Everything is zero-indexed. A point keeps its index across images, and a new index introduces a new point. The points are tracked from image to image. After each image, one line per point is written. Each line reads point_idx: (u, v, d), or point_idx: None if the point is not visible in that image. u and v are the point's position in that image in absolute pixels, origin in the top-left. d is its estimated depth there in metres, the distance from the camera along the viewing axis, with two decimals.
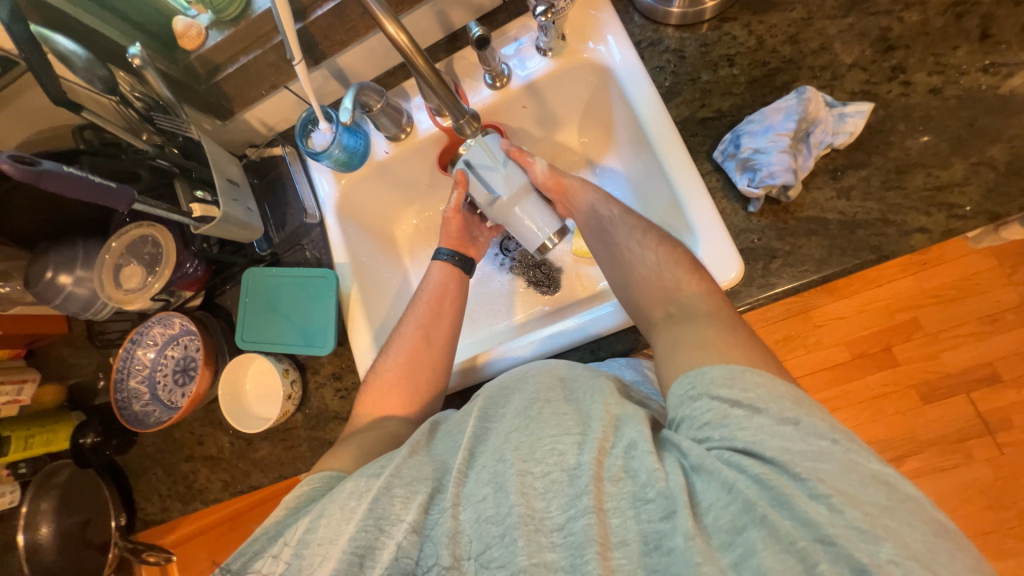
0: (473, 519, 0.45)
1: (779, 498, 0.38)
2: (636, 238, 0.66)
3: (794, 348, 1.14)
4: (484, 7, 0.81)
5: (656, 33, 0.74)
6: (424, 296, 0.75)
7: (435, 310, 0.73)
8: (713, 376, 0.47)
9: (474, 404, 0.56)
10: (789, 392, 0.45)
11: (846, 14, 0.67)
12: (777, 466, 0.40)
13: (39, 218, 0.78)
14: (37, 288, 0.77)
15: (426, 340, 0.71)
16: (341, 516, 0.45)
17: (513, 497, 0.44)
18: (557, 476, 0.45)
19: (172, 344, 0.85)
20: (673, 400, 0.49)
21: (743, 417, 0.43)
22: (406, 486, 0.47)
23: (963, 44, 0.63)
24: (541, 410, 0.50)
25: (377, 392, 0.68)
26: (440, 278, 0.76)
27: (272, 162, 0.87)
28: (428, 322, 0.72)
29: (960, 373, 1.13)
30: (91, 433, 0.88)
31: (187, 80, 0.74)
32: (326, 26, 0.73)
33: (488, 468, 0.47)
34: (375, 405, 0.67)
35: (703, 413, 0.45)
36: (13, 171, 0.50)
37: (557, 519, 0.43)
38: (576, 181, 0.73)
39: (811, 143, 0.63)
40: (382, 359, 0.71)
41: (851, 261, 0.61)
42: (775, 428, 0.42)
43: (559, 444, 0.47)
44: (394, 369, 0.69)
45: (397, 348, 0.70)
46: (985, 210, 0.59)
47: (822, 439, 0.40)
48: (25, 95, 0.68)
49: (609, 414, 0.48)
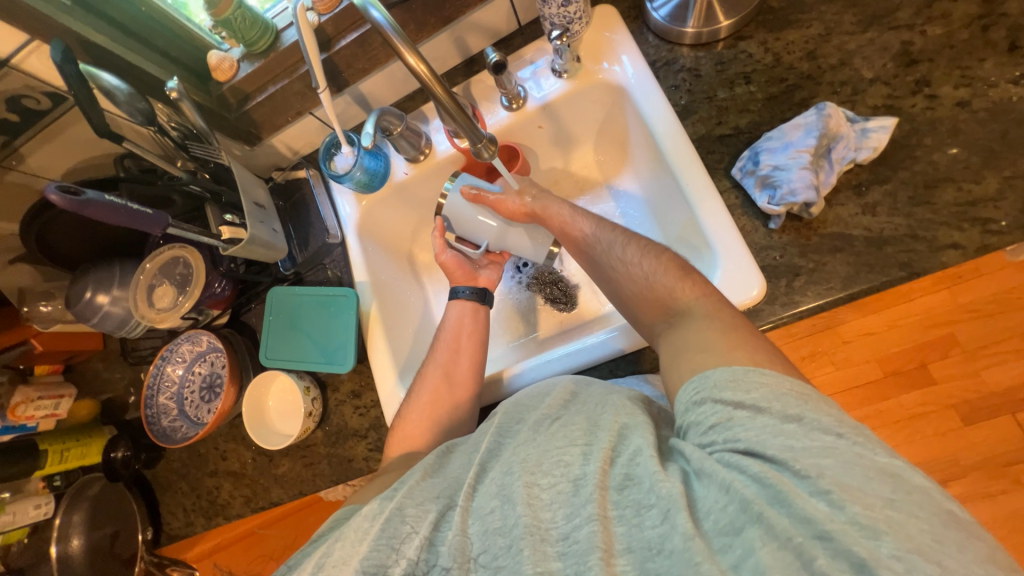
0: (481, 532, 0.45)
1: (780, 497, 0.38)
2: (646, 266, 0.62)
3: (821, 364, 1.09)
4: (500, 32, 0.83)
5: (671, 52, 0.75)
6: (443, 335, 0.76)
7: (454, 347, 0.74)
8: (716, 379, 0.47)
9: (491, 420, 0.56)
10: (793, 388, 0.44)
11: (866, 29, 0.66)
12: (778, 464, 0.40)
13: (82, 241, 0.83)
14: (77, 308, 0.80)
15: (447, 380, 0.72)
16: (354, 537, 0.45)
17: (519, 506, 0.44)
18: (563, 487, 0.45)
19: (200, 361, 0.88)
20: (679, 407, 0.49)
21: (746, 419, 0.43)
22: (418, 500, 0.48)
23: (991, 56, 0.61)
24: (550, 426, 0.51)
25: (405, 434, 0.69)
26: (455, 317, 0.78)
27: (296, 184, 0.90)
28: (449, 361, 0.73)
29: (1003, 393, 1.07)
30: (122, 447, 0.91)
31: (219, 109, 0.78)
32: (349, 55, 0.76)
33: (496, 477, 0.48)
34: (403, 447, 0.68)
35: (707, 418, 0.45)
36: (60, 202, 0.53)
37: (562, 528, 0.43)
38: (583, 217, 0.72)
39: (833, 159, 0.62)
40: (407, 402, 0.72)
41: (880, 279, 0.59)
42: (778, 427, 0.42)
43: (566, 455, 0.47)
44: (418, 412, 0.70)
45: (420, 391, 0.71)
46: (1022, 225, 0.56)
47: (825, 434, 0.40)
48: (72, 127, 0.72)
49: (616, 423, 0.49)
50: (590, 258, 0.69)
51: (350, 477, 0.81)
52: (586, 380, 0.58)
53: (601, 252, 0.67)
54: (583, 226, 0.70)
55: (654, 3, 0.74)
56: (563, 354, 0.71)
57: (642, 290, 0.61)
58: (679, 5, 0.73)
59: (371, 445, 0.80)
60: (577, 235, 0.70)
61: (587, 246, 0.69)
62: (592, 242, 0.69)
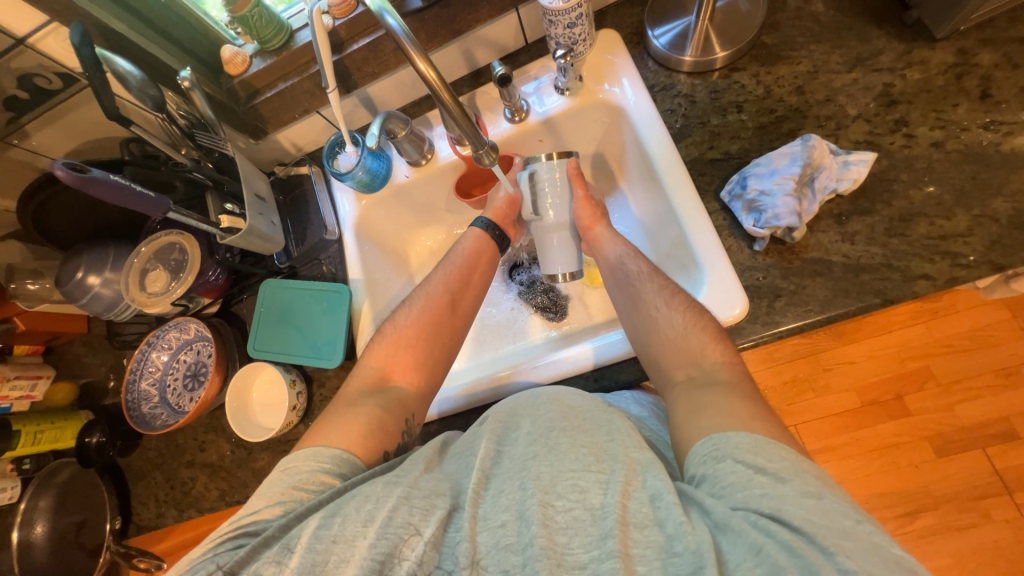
0: (492, 544, 0.44)
1: (810, 568, 0.36)
2: (664, 297, 0.65)
3: (803, 392, 1.15)
4: (508, 48, 0.86)
5: (669, 78, 0.79)
6: (456, 261, 0.77)
7: (465, 273, 0.75)
8: (738, 442, 0.46)
9: (485, 429, 0.56)
10: (812, 470, 0.44)
11: (851, 69, 0.71)
12: (804, 535, 0.38)
13: (78, 221, 0.83)
14: (67, 287, 0.80)
15: (450, 305, 0.72)
16: (358, 517, 0.45)
17: (535, 528, 0.43)
18: (580, 513, 0.44)
19: (186, 349, 0.87)
20: (693, 458, 0.48)
21: (769, 486, 0.42)
22: (423, 497, 0.47)
23: (964, 102, 0.65)
24: (559, 441, 0.50)
25: (393, 345, 0.68)
26: (470, 243, 0.79)
27: (297, 180, 0.92)
28: (456, 287, 0.74)
29: (973, 426, 1.11)
30: (97, 433, 0.88)
31: (228, 102, 0.80)
32: (360, 58, 0.78)
33: (509, 495, 0.47)
34: (387, 360, 0.67)
35: (726, 475, 0.44)
36: (64, 176, 0.54)
37: (579, 557, 0.42)
38: (607, 233, 0.76)
39: (816, 188, 0.65)
40: (403, 313, 0.72)
41: (855, 304, 0.62)
42: (800, 500, 0.40)
43: (581, 480, 0.46)
44: (414, 324, 0.70)
45: (421, 306, 0.71)
46: (988, 261, 0.60)
47: (846, 518, 0.39)
48: (81, 109, 0.73)
49: (630, 458, 0.48)
50: (625, 288, 0.70)
51: None
52: (576, 394, 0.59)
53: (623, 270, 0.72)
54: (630, 268, 0.71)
55: (655, 31, 0.78)
56: (551, 361, 0.72)
57: (678, 336, 0.61)
58: (679, 34, 0.77)
59: None
60: (631, 270, 0.71)
61: (634, 282, 0.69)
62: (642, 280, 0.69)
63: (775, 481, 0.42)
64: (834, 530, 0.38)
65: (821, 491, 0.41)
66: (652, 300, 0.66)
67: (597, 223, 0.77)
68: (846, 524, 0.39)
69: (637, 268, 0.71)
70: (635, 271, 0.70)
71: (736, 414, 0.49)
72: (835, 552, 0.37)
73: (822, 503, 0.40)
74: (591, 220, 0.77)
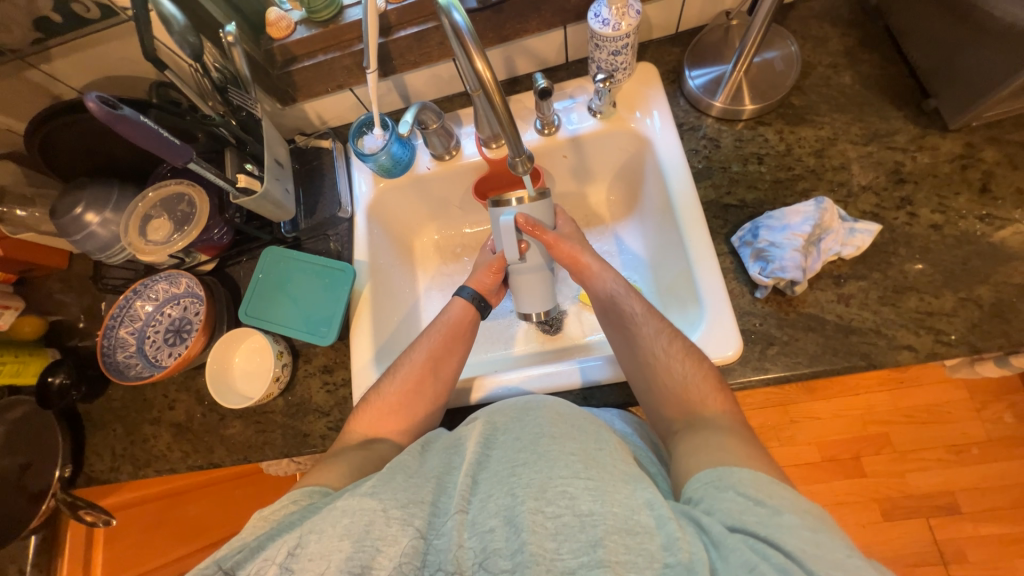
0: (479, 548, 0.45)
1: None
2: (662, 343, 0.65)
3: (769, 438, 1.29)
4: (549, 61, 0.88)
5: (697, 119, 0.82)
6: (439, 327, 0.76)
7: (449, 339, 0.74)
8: (742, 476, 0.48)
9: (473, 430, 0.57)
10: (811, 508, 0.46)
11: (867, 143, 0.75)
12: (795, 560, 0.40)
13: (84, 153, 0.80)
14: (62, 220, 0.77)
15: (432, 371, 0.71)
16: (334, 532, 0.46)
17: (524, 534, 0.43)
18: (569, 520, 0.44)
19: (172, 303, 0.85)
20: (696, 484, 0.50)
21: (767, 516, 0.44)
22: (402, 508, 0.48)
23: (965, 191, 0.69)
24: (549, 450, 0.51)
25: (376, 412, 0.68)
26: (455, 313, 0.77)
27: (316, 153, 0.92)
28: (439, 354, 0.72)
29: (921, 496, 1.20)
30: (61, 373, 0.83)
31: (264, 63, 0.79)
32: (405, 46, 0.79)
33: (498, 500, 0.47)
34: (371, 425, 0.67)
35: (726, 504, 0.46)
36: (95, 110, 0.53)
37: (568, 563, 0.42)
38: (595, 264, 0.76)
39: (821, 248, 0.68)
40: (387, 379, 0.71)
41: (841, 363, 0.65)
42: (797, 529, 0.42)
43: (569, 488, 0.47)
44: (397, 393, 0.69)
45: (404, 373, 0.70)
46: (968, 341, 0.63)
47: (839, 552, 0.41)
48: (111, 42, 0.71)
49: (619, 470, 0.49)
50: (626, 330, 0.69)
51: (301, 452, 0.78)
52: (567, 403, 0.59)
53: (624, 313, 0.71)
54: (624, 308, 0.71)
55: (692, 72, 0.81)
56: (542, 374, 0.73)
57: (667, 367, 0.63)
58: (713, 79, 0.80)
59: (331, 423, 0.78)
60: (626, 310, 0.71)
61: (630, 324, 0.69)
62: (638, 322, 0.69)
63: (773, 512, 0.44)
64: (827, 561, 0.40)
65: (816, 525, 0.43)
66: (649, 346, 0.66)
67: (584, 257, 0.76)
68: (837, 556, 0.40)
69: (631, 309, 0.70)
70: (630, 313, 0.70)
71: (735, 451, 0.52)
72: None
73: (815, 535, 0.42)
74: (578, 252, 0.76)
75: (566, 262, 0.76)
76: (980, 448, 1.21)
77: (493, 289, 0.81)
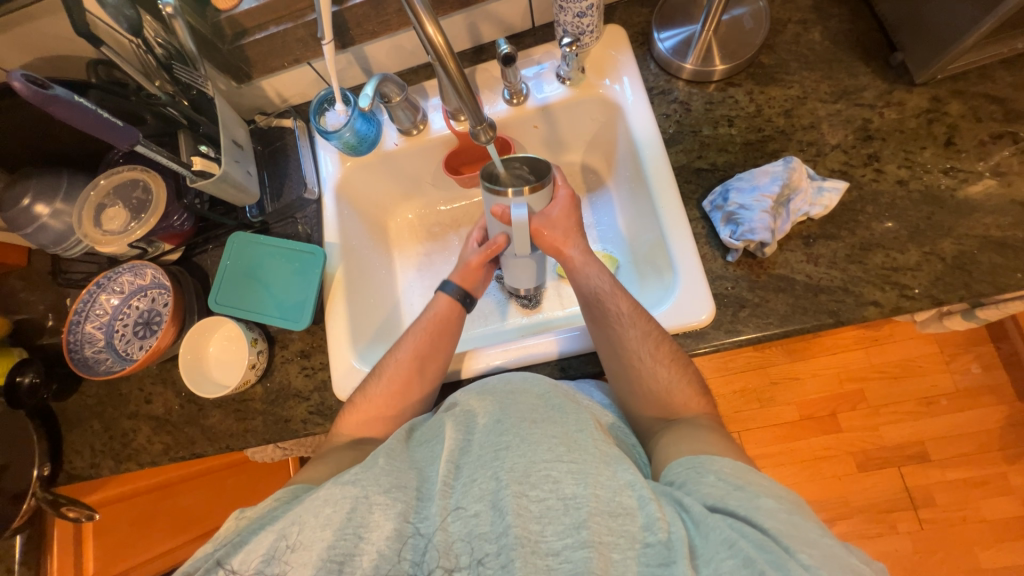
0: (463, 533, 0.45)
1: (778, 561, 0.39)
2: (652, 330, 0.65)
3: (748, 400, 1.33)
4: (514, 28, 0.85)
5: (668, 83, 0.80)
6: (422, 324, 0.74)
7: (436, 335, 0.72)
8: (724, 465, 0.49)
9: (453, 417, 0.57)
10: (789, 494, 0.46)
11: (836, 101, 0.74)
12: (771, 536, 0.41)
13: (28, 142, 0.77)
14: (9, 213, 0.75)
15: (420, 372, 0.70)
16: (317, 522, 0.46)
17: (509, 518, 0.43)
18: (553, 503, 0.45)
19: (140, 295, 0.82)
20: (678, 470, 0.51)
21: (747, 498, 0.45)
22: (385, 494, 0.49)
23: (930, 146, 0.70)
24: (532, 434, 0.51)
25: (361, 419, 0.68)
26: (440, 307, 0.75)
27: (279, 132, 0.88)
28: (425, 353, 0.71)
29: (893, 446, 1.26)
30: (31, 372, 0.80)
31: (212, 38, 0.75)
32: (360, 14, 0.76)
33: (481, 484, 0.47)
34: (352, 430, 0.67)
35: (709, 488, 0.47)
36: (24, 90, 0.50)
37: (553, 545, 0.43)
38: (579, 257, 0.72)
39: (790, 209, 0.68)
40: (372, 382, 0.70)
41: (811, 322, 0.66)
42: (776, 509, 0.43)
43: (553, 471, 0.47)
44: (384, 396, 0.68)
45: (390, 373, 0.69)
46: (931, 295, 0.64)
47: (812, 531, 0.42)
48: (42, 20, 0.67)
49: (600, 451, 0.50)
50: (602, 319, 0.68)
51: (283, 438, 0.77)
52: (544, 382, 0.60)
53: (603, 298, 0.69)
54: (608, 296, 0.69)
55: (661, 34, 0.79)
56: (519, 347, 0.73)
57: (642, 343, 0.64)
58: (682, 41, 0.78)
59: (312, 407, 0.78)
60: (610, 308, 0.68)
61: (614, 323, 0.66)
62: (625, 312, 0.66)
63: (752, 495, 0.45)
64: (801, 538, 0.41)
65: (792, 507, 0.44)
66: (638, 334, 0.65)
67: (568, 246, 0.72)
68: (811, 536, 0.41)
69: (615, 298, 0.68)
70: (614, 302, 0.68)
71: (714, 443, 0.54)
72: (799, 552, 0.39)
73: (792, 516, 0.43)
74: (562, 241, 0.71)
75: (546, 243, 0.71)
76: (949, 399, 1.26)
77: (477, 284, 0.77)
